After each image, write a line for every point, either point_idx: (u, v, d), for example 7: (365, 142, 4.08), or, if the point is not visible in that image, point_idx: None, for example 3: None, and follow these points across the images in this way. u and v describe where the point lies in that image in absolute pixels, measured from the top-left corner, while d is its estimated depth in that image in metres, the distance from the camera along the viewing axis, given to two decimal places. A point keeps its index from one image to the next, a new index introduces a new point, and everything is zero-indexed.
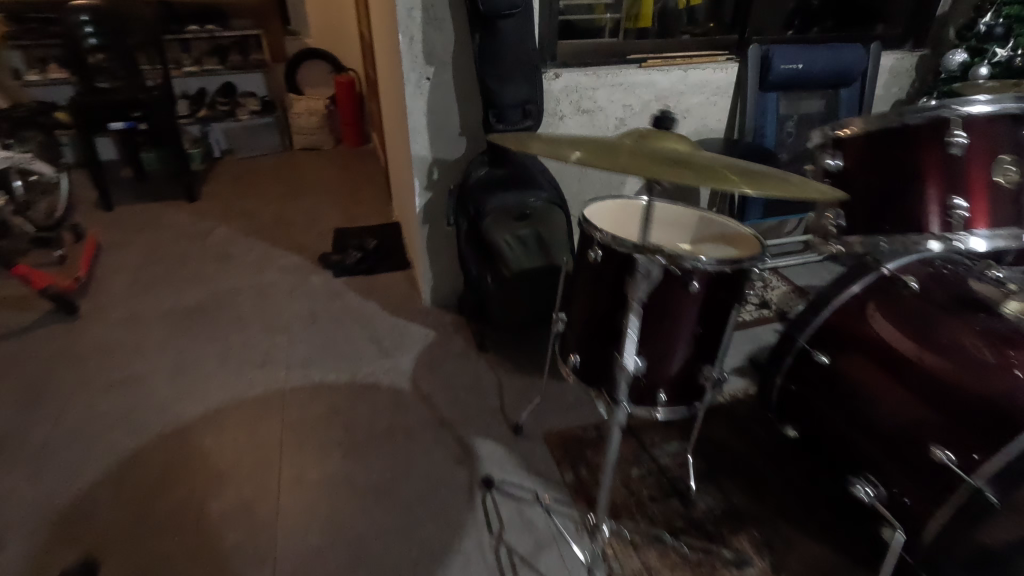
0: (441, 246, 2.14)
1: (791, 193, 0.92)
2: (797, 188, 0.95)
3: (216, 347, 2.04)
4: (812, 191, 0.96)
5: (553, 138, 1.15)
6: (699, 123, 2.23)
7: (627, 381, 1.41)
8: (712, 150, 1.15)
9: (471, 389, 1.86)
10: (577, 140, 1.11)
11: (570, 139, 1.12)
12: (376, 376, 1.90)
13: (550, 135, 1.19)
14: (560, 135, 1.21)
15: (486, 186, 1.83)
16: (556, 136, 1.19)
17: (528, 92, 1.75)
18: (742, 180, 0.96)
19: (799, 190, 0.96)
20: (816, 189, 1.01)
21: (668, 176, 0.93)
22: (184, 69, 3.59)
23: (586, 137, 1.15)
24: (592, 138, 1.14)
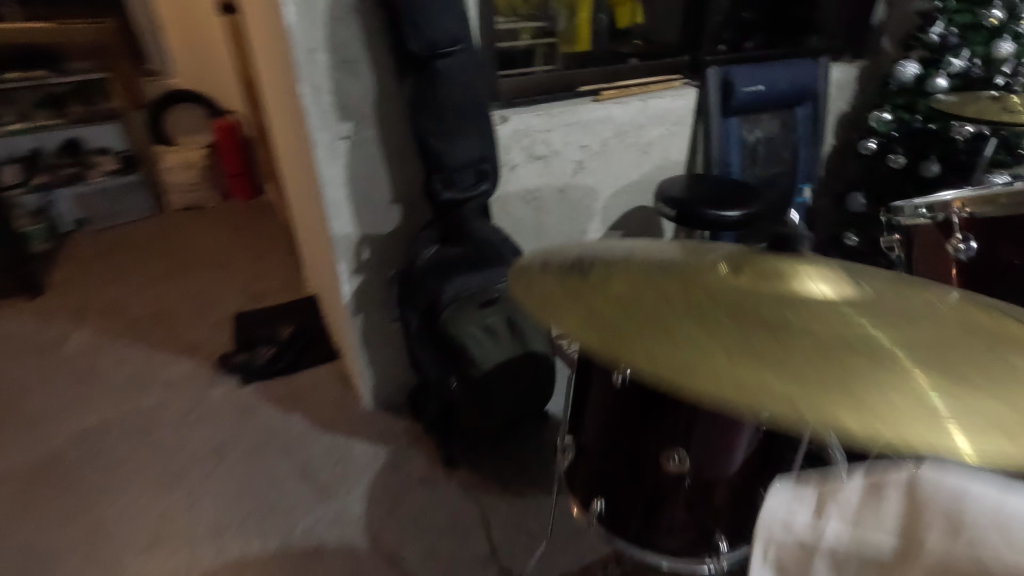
0: (381, 339, 1.69)
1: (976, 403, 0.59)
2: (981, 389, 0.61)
3: (75, 532, 1.45)
4: (1000, 381, 0.62)
5: (578, 289, 0.81)
6: (661, 158, 1.96)
7: (671, 537, 1.03)
8: (815, 274, 0.79)
9: (449, 530, 1.43)
10: (616, 300, 0.77)
11: (604, 297, 0.78)
12: (318, 533, 1.43)
13: (576, 274, 0.84)
14: (588, 267, 0.86)
15: (432, 274, 1.42)
16: (581, 274, 0.84)
17: (480, 150, 1.38)
18: (893, 381, 0.62)
19: (979, 382, 0.62)
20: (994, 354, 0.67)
21: (773, 398, 0.61)
22: (8, 126, 2.84)
23: (626, 283, 0.80)
24: (636, 287, 0.79)
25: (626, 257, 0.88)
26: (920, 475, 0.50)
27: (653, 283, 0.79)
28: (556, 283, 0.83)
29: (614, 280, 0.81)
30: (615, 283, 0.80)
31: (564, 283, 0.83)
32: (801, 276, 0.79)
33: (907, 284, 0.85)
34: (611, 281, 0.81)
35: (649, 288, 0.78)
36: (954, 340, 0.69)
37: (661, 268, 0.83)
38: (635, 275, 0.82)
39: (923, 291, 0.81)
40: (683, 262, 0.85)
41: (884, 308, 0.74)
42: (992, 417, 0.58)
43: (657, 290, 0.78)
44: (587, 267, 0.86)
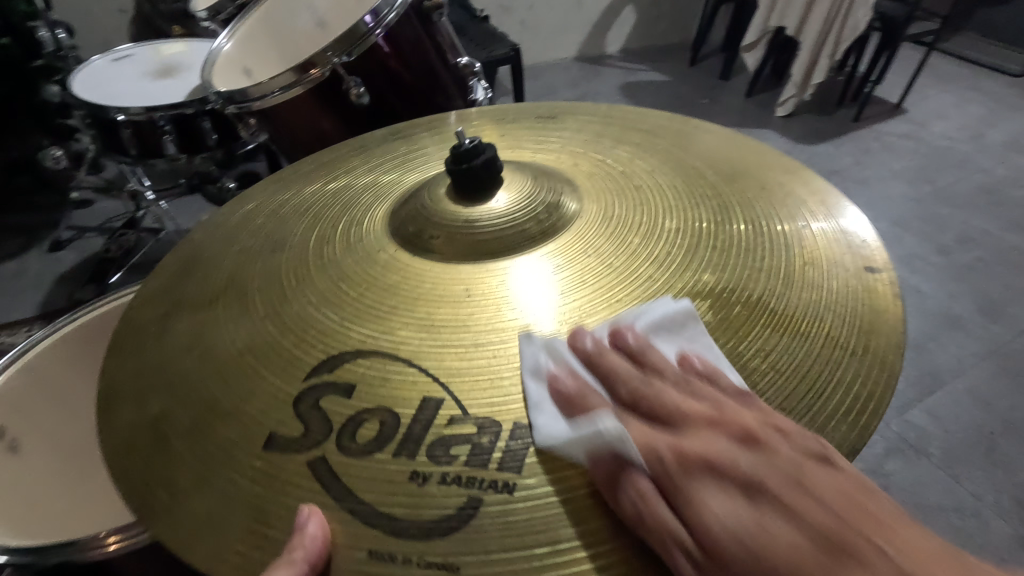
0: None
1: (760, 185, 0.50)
2: (729, 165, 0.52)
3: None
4: (709, 149, 0.55)
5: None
6: None
7: None
8: (527, 179, 0.49)
9: None
10: (512, 513, 0.32)
11: (486, 534, 0.32)
12: None
13: (358, 543, 0.33)
14: (340, 499, 0.34)
15: None
16: (361, 533, 0.33)
17: None
18: (758, 226, 0.46)
19: (712, 160, 0.53)
20: (666, 134, 0.57)
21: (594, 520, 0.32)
22: None
23: (469, 455, 0.34)
24: (489, 443, 0.34)
25: (200, 367, 0.42)
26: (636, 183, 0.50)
27: (488, 402, 0.36)
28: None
29: (443, 482, 0.33)
30: (452, 481, 0.33)
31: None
32: (531, 194, 0.47)
33: (525, 127, 0.62)
34: (440, 489, 0.33)
35: (505, 422, 0.35)
36: (666, 140, 0.56)
37: (434, 356, 0.38)
38: (442, 425, 0.35)
39: (557, 125, 0.61)
40: (418, 316, 0.41)
41: (601, 159, 0.54)
42: (775, 180, 0.51)
43: (514, 416, 0.35)
44: (335, 500, 0.34)
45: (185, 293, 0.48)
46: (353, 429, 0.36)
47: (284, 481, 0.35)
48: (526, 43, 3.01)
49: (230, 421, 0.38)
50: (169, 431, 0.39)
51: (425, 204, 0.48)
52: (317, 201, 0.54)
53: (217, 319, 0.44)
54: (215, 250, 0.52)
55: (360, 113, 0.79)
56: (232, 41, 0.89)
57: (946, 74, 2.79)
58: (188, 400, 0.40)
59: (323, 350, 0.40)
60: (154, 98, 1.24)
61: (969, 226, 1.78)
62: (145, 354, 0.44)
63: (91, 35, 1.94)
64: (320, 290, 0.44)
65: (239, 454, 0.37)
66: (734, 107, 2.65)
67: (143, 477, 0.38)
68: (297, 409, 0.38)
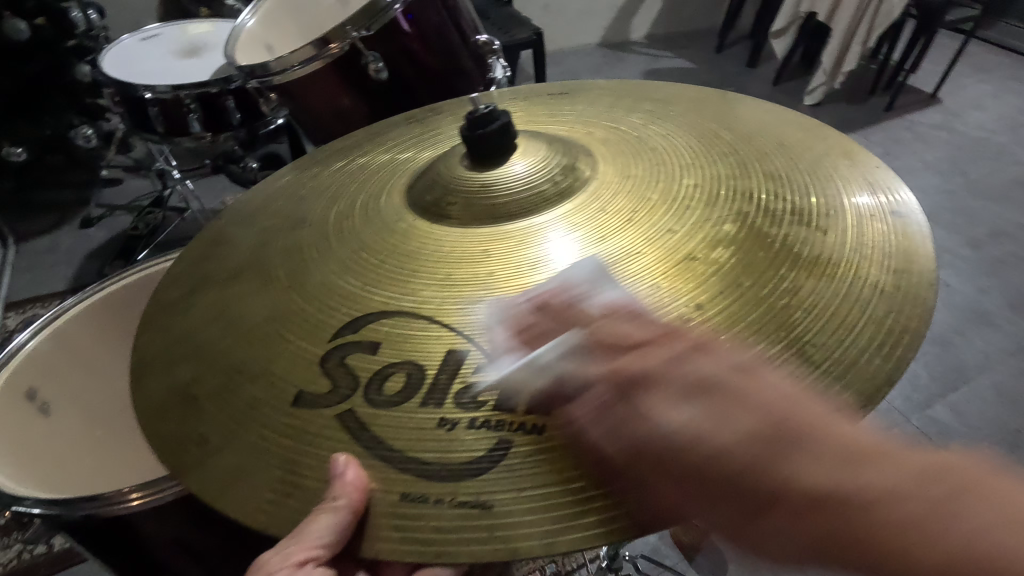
0: None
1: (775, 150, 0.50)
2: (740, 133, 0.52)
3: None
4: (718, 121, 0.55)
5: (463, 522, 0.32)
6: None
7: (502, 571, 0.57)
8: (542, 145, 0.49)
9: None
10: (540, 453, 0.33)
11: (518, 472, 0.33)
12: None
13: (391, 487, 0.34)
14: (371, 446, 0.35)
15: None
16: (393, 478, 0.34)
17: None
18: (774, 188, 0.45)
19: (721, 129, 0.53)
20: (675, 107, 0.57)
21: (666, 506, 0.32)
22: None
23: (496, 401, 0.35)
24: (518, 388, 0.35)
25: (226, 330, 0.43)
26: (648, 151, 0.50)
27: (513, 353, 0.37)
28: (399, 553, 0.32)
29: (472, 427, 0.34)
30: (481, 427, 0.34)
31: (416, 539, 0.33)
32: (546, 158, 0.48)
33: (543, 106, 0.62)
34: (468, 434, 0.34)
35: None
36: (684, 109, 0.57)
37: (458, 311, 0.39)
38: (469, 373, 0.36)
39: (575, 102, 0.61)
40: (439, 277, 0.42)
41: (618, 127, 0.55)
42: (786, 143, 0.51)
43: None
44: (366, 448, 0.35)
45: (206, 269, 0.49)
46: (380, 382, 0.37)
47: (315, 431, 0.36)
48: (549, 28, 2.98)
49: (255, 381, 0.39)
50: (197, 393, 0.41)
51: (440, 171, 0.49)
52: (329, 177, 0.56)
53: (237, 290, 0.46)
54: (233, 229, 0.53)
55: (379, 89, 0.79)
56: (254, 19, 0.91)
57: (985, 63, 2.69)
58: (211, 365, 0.42)
59: (344, 310, 0.41)
60: (181, 76, 1.26)
61: (1002, 221, 1.72)
62: (171, 328, 0.46)
63: (122, 16, 1.98)
64: (339, 258, 0.45)
65: (267, 407, 0.38)
66: (761, 95, 2.59)
67: (174, 437, 0.39)
68: (320, 368, 0.39)
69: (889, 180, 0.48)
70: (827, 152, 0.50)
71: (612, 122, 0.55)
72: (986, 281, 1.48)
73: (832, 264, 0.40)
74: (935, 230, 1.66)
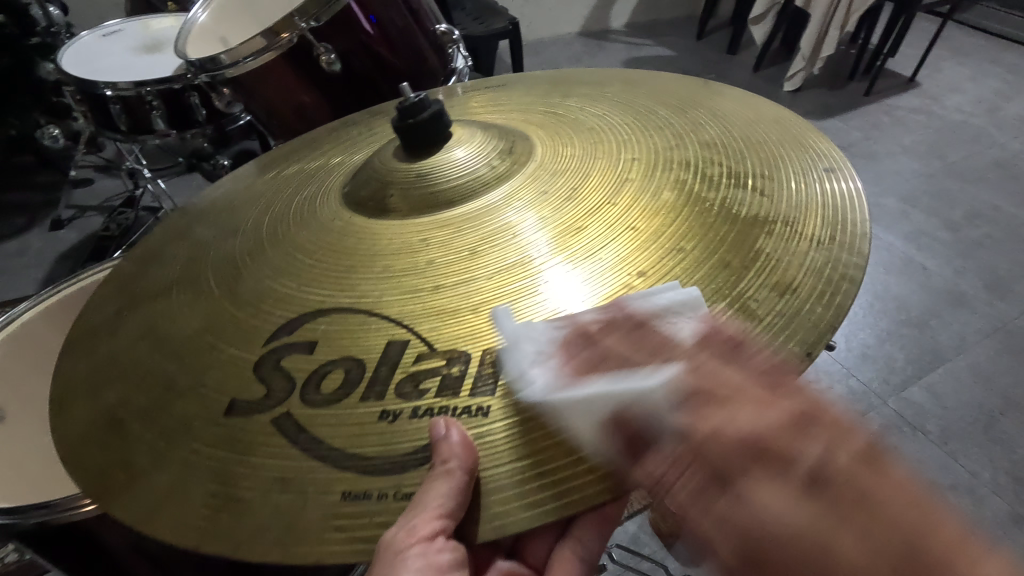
0: None
1: (703, 131, 0.51)
2: (670, 117, 0.53)
3: None
4: (645, 105, 0.55)
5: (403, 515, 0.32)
6: None
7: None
8: (478, 131, 0.50)
9: None
10: (487, 436, 0.34)
11: None
12: None
13: (332, 485, 0.33)
14: (308, 448, 0.34)
15: None
16: (336, 476, 0.33)
17: None
18: (701, 166, 0.46)
19: (649, 113, 0.54)
20: (607, 96, 0.58)
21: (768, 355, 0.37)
22: None
23: (440, 386, 0.35)
24: (459, 372, 0.35)
25: (159, 335, 0.43)
26: (582, 135, 0.51)
27: (452, 337, 0.37)
28: (342, 556, 0.31)
29: (414, 416, 0.34)
30: (424, 414, 0.34)
31: (353, 537, 0.32)
32: (484, 146, 0.48)
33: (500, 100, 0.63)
34: (410, 423, 0.34)
35: (474, 352, 0.36)
36: (619, 94, 0.59)
37: (396, 304, 0.39)
38: (410, 362, 0.36)
39: (526, 96, 0.62)
40: (378, 269, 0.42)
41: (553, 113, 0.56)
42: (709, 123, 0.52)
43: (478, 347, 0.36)
44: (302, 449, 0.34)
45: (140, 288, 0.48)
46: (318, 381, 0.37)
47: (253, 434, 0.35)
48: (526, 18, 2.94)
49: (189, 396, 0.38)
50: (126, 417, 0.39)
51: (378, 167, 0.49)
52: (273, 184, 0.56)
53: (171, 306, 0.45)
54: (169, 245, 0.52)
55: (336, 79, 0.77)
56: (206, 13, 0.89)
57: (962, 46, 2.70)
58: (141, 384, 0.41)
59: (280, 311, 0.41)
60: (144, 73, 1.22)
61: (980, 203, 1.72)
62: (101, 351, 0.44)
63: (85, 12, 1.92)
64: (276, 261, 0.44)
65: (197, 419, 0.37)
66: (741, 80, 2.58)
67: (99, 463, 0.38)
68: (255, 375, 0.38)
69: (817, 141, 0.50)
70: (755, 122, 0.52)
71: (548, 113, 0.56)
72: (964, 262, 1.49)
73: (760, 230, 0.41)
74: (914, 213, 1.67)
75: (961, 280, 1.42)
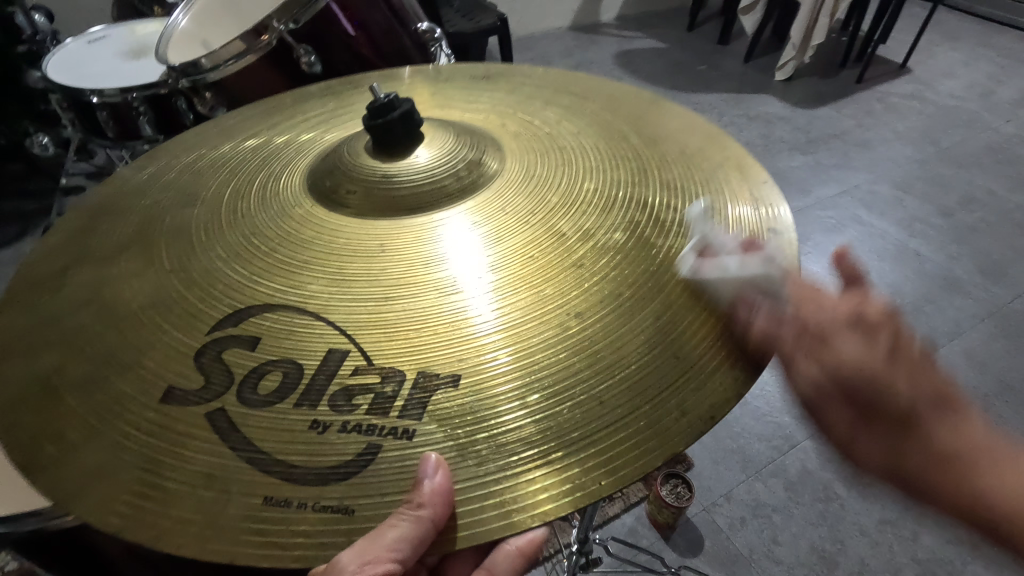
0: None
1: (666, 165, 0.51)
2: (637, 143, 0.54)
3: None
4: (614, 127, 0.56)
5: (321, 527, 0.32)
6: None
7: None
8: (451, 135, 0.50)
9: None
10: (410, 460, 0.34)
11: (382, 478, 0.33)
12: None
13: (249, 492, 0.33)
14: (239, 448, 0.35)
15: None
16: (259, 481, 0.33)
17: None
18: (652, 200, 0.47)
19: (618, 138, 0.54)
20: (587, 109, 0.59)
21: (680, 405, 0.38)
22: None
23: (372, 403, 0.35)
24: (392, 391, 0.36)
25: (103, 309, 0.43)
26: (549, 152, 0.51)
27: (392, 352, 0.37)
28: (253, 558, 0.32)
29: (342, 431, 0.34)
30: (351, 430, 0.34)
31: (269, 541, 0.32)
32: (452, 150, 0.48)
33: (486, 98, 0.62)
34: (338, 437, 0.34)
35: (408, 371, 0.36)
36: (594, 109, 0.59)
37: (343, 309, 0.39)
38: (347, 374, 0.36)
39: (507, 96, 0.62)
40: (330, 269, 0.42)
41: (530, 122, 0.56)
42: (671, 156, 0.53)
43: (414, 367, 0.37)
44: (232, 450, 0.35)
45: (92, 246, 0.49)
46: (256, 380, 0.37)
47: (183, 427, 0.36)
48: (515, 14, 2.93)
49: (130, 377, 0.39)
50: (63, 386, 0.39)
51: (345, 158, 0.49)
52: (240, 157, 0.56)
53: (121, 274, 0.45)
54: (129, 205, 0.53)
55: (313, 79, 0.77)
56: (185, 21, 0.89)
57: (954, 31, 2.70)
58: (83, 354, 0.41)
59: (230, 303, 0.41)
60: (131, 79, 1.22)
61: (976, 190, 1.71)
62: (45, 313, 0.44)
63: (73, 17, 1.92)
64: (231, 246, 0.45)
65: (136, 403, 0.37)
66: (734, 70, 2.56)
67: (29, 428, 0.38)
68: (197, 364, 0.38)
69: (773, 195, 0.51)
70: (716, 164, 0.53)
71: (522, 124, 0.56)
72: (958, 249, 1.48)
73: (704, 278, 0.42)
74: (908, 203, 1.65)
75: (956, 267, 1.42)
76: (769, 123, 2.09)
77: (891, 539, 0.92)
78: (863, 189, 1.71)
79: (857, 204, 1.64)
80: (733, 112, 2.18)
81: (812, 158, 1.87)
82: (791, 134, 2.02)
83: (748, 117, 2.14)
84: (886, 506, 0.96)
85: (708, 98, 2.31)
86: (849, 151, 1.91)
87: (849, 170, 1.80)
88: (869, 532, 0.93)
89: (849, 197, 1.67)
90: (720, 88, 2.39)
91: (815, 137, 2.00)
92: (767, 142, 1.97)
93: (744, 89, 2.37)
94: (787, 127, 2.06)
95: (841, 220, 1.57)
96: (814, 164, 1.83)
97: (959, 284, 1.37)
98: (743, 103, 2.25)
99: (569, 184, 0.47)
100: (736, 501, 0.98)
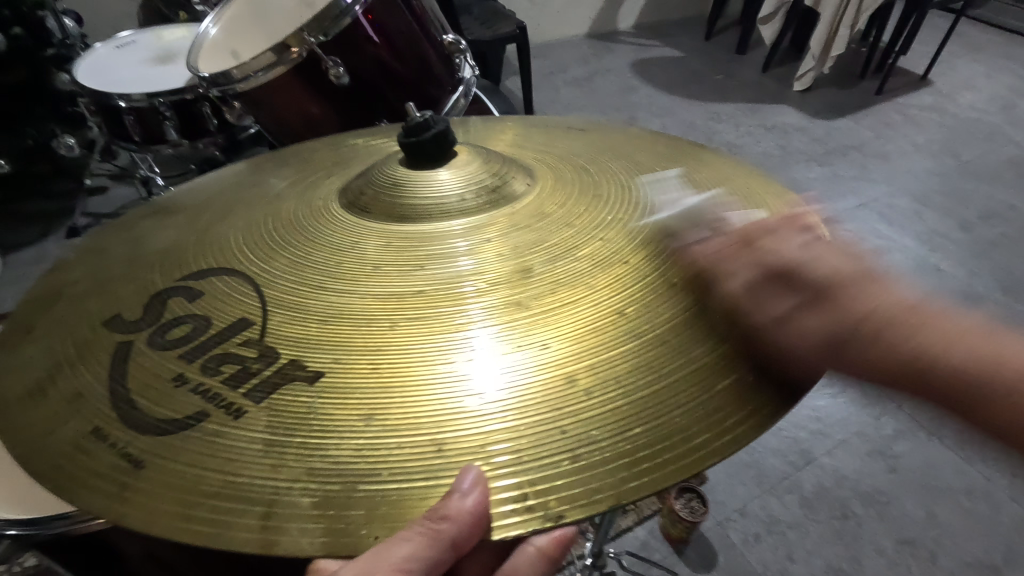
0: None
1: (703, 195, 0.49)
2: (698, 176, 0.53)
3: None
4: (680, 160, 0.56)
5: (112, 471, 0.34)
6: None
7: None
8: (481, 157, 0.50)
9: None
10: (220, 435, 0.34)
11: (183, 450, 0.34)
12: None
13: (90, 419, 0.37)
14: (113, 378, 0.38)
15: None
16: (103, 413, 0.37)
17: None
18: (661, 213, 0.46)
19: (674, 166, 0.54)
20: (642, 147, 0.60)
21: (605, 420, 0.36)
22: None
23: (232, 374, 0.37)
24: (254, 370, 0.36)
25: (117, 246, 0.50)
26: (592, 170, 0.53)
27: (287, 337, 0.38)
28: (48, 479, 0.35)
29: (192, 391, 0.36)
30: (199, 393, 0.36)
31: (71, 472, 0.35)
32: (479, 174, 0.48)
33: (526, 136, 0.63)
34: (185, 396, 0.36)
35: (283, 355, 0.37)
36: (639, 147, 0.60)
37: (280, 285, 0.41)
38: (235, 343, 0.38)
39: (553, 135, 0.63)
40: (290, 258, 0.43)
41: (568, 154, 0.57)
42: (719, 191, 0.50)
43: (291, 353, 0.37)
44: (107, 380, 0.38)
45: (173, 200, 0.57)
46: (170, 328, 0.40)
47: (101, 346, 0.40)
48: (532, 21, 2.94)
49: (98, 299, 0.44)
50: (63, 292, 0.47)
51: (378, 176, 0.49)
52: (317, 161, 0.60)
53: (160, 224, 0.52)
54: (215, 175, 0.61)
55: (341, 91, 0.78)
56: (214, 30, 0.90)
57: (976, 43, 2.67)
58: (90, 273, 0.48)
59: (209, 260, 0.44)
60: (158, 84, 1.24)
61: (997, 205, 1.69)
62: (104, 231, 0.54)
63: (102, 22, 1.96)
64: (243, 226, 0.48)
65: (90, 318, 0.43)
66: (752, 80, 2.55)
67: (25, 309, 0.47)
68: (149, 300, 0.43)
69: None
70: (764, 201, 0.50)
71: (570, 153, 0.57)
72: (979, 263, 1.46)
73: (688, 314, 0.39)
74: (927, 217, 1.63)
75: (976, 283, 1.40)
76: (786, 134, 2.08)
77: (909, 560, 0.91)
78: (882, 202, 1.69)
79: (875, 217, 1.63)
80: (749, 121, 2.17)
81: (829, 169, 1.85)
82: (809, 144, 2.00)
83: (765, 127, 2.13)
84: (903, 526, 0.95)
85: (725, 107, 2.30)
86: (867, 163, 1.89)
87: (866, 182, 1.78)
88: (886, 551, 0.92)
89: (867, 211, 1.65)
90: (738, 98, 2.38)
91: (833, 148, 1.98)
92: (785, 153, 1.95)
93: (762, 100, 2.35)
94: (805, 138, 2.05)
95: (859, 234, 1.56)
96: (832, 175, 1.82)
97: (979, 300, 1.35)
98: (761, 113, 2.24)
99: (594, 198, 0.48)
100: (750, 516, 0.97)
